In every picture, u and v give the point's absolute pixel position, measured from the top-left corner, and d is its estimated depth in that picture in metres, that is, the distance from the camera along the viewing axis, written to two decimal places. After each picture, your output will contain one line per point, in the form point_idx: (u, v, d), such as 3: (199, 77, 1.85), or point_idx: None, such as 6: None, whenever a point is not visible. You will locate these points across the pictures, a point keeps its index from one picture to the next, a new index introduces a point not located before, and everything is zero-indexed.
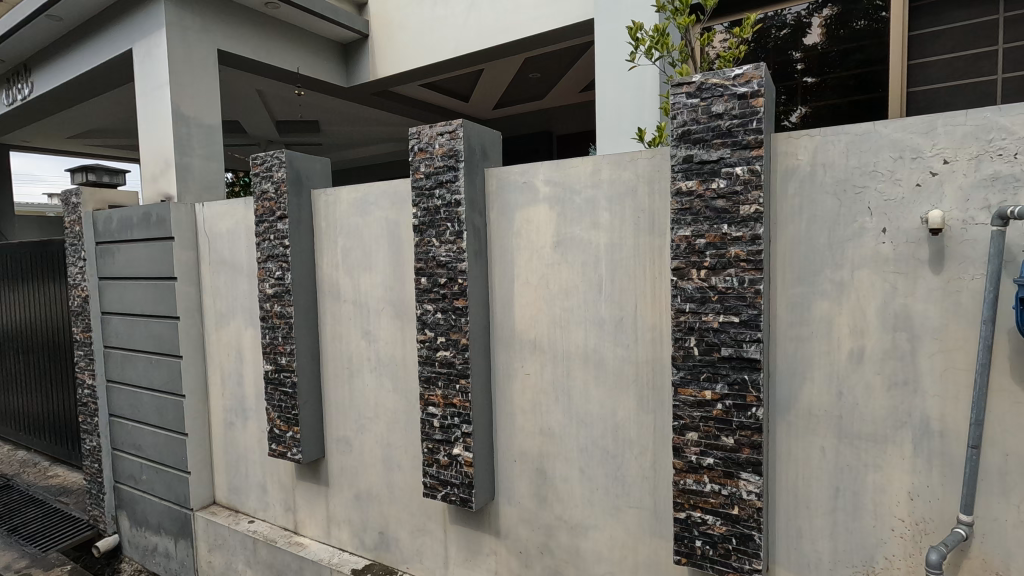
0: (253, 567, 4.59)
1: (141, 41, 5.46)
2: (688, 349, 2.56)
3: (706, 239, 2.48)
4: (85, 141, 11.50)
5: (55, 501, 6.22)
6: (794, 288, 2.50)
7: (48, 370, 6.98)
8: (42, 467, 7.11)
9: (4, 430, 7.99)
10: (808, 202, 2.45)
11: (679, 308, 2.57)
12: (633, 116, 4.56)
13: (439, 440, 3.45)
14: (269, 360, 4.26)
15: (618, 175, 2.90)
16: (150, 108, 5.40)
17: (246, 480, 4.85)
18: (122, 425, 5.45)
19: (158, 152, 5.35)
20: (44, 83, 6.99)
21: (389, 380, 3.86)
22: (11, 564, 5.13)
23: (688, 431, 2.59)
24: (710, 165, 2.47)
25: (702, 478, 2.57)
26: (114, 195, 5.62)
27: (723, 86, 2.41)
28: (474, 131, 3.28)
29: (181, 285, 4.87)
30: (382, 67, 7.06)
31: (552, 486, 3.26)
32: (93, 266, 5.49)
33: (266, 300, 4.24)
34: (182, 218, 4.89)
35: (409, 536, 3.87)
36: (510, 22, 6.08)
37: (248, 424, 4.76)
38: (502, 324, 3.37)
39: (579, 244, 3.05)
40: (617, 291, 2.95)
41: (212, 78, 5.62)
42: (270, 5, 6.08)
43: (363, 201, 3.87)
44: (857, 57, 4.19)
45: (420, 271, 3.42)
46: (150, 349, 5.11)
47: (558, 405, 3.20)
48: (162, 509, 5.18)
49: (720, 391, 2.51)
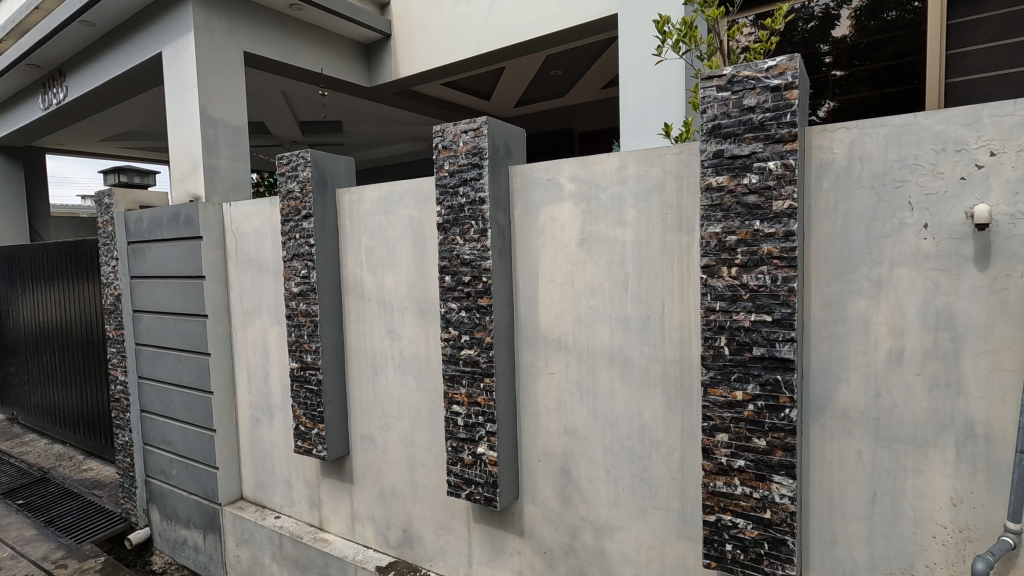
0: (279, 562, 4.65)
1: (170, 44, 5.57)
2: (718, 349, 2.51)
3: (737, 236, 2.42)
4: (116, 144, 11.78)
5: (89, 494, 6.40)
6: (829, 286, 2.42)
7: (82, 366, 7.19)
8: (77, 460, 7.32)
9: (40, 424, 8.25)
10: (844, 197, 2.37)
11: (708, 307, 2.52)
12: (657, 112, 4.49)
13: (463, 438, 3.44)
14: (295, 358, 4.31)
15: (644, 172, 2.85)
16: (179, 109, 5.50)
17: (272, 476, 4.91)
18: (153, 420, 5.57)
19: (186, 153, 5.44)
20: (77, 87, 7.18)
21: (412, 378, 3.87)
22: (48, 556, 5.30)
23: (718, 432, 2.54)
24: (741, 160, 2.40)
25: (733, 481, 2.52)
26: (145, 196, 5.74)
27: (755, 79, 2.35)
28: (498, 128, 3.25)
29: (209, 284, 4.95)
30: (404, 66, 7.09)
31: (577, 486, 3.23)
32: (125, 266, 5.62)
33: (291, 298, 4.29)
34: (209, 218, 4.97)
35: (433, 535, 3.87)
36: (532, 20, 6.04)
37: (274, 421, 4.82)
38: (527, 322, 3.35)
39: (605, 241, 3.00)
40: (644, 289, 2.91)
41: (238, 79, 5.70)
42: (294, 6, 6.14)
43: (386, 199, 3.88)
44: (888, 48, 4.06)
45: (444, 269, 3.42)
46: (179, 346, 5.21)
47: (583, 405, 3.16)
48: (191, 503, 5.29)
49: (752, 392, 2.44)
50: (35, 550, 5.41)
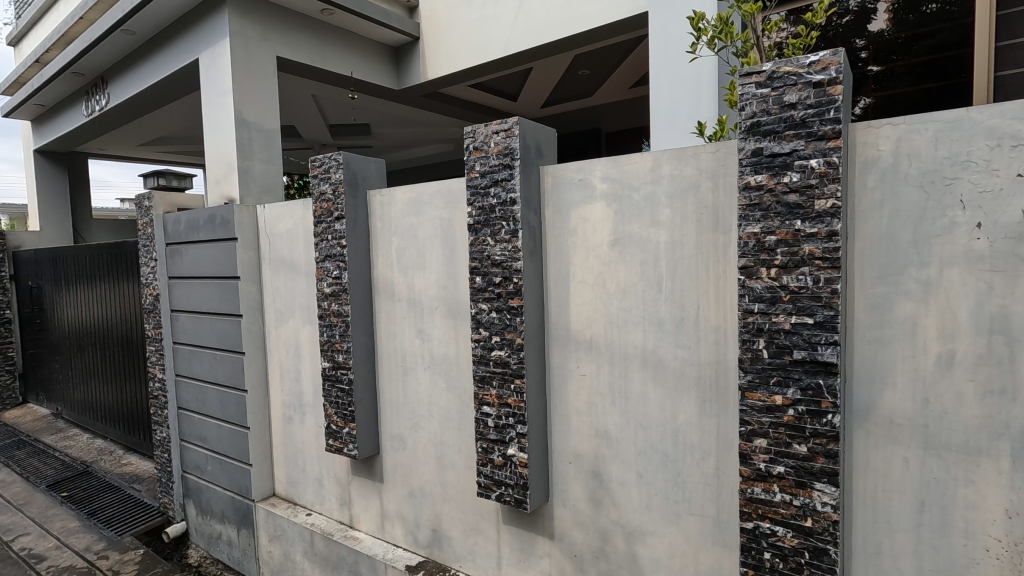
0: (310, 559, 4.72)
1: (207, 51, 5.71)
2: (756, 352, 2.45)
3: (777, 236, 2.35)
4: (154, 148, 12.14)
5: (129, 487, 6.61)
6: (874, 288, 2.34)
7: (122, 363, 7.43)
8: (117, 455, 7.56)
9: (83, 419, 8.55)
10: (890, 196, 2.29)
11: (746, 309, 2.46)
12: (690, 111, 4.42)
13: (494, 439, 3.43)
14: (327, 357, 4.37)
15: (679, 171, 2.81)
16: (215, 114, 5.64)
17: (303, 474, 4.99)
18: (189, 417, 5.72)
19: (221, 156, 5.57)
20: (119, 94, 7.43)
21: (442, 379, 3.88)
22: (91, 546, 5.50)
23: (756, 438, 2.48)
24: (782, 158, 2.34)
25: (771, 487, 2.45)
26: (183, 199, 5.90)
27: (797, 75, 2.28)
28: (529, 128, 3.24)
29: (244, 284, 5.06)
30: (433, 68, 7.14)
31: (607, 489, 3.20)
32: (163, 266, 5.79)
33: (324, 299, 4.35)
34: (244, 219, 5.08)
35: (462, 535, 3.87)
36: (561, 19, 6.02)
37: (306, 420, 4.89)
38: (557, 323, 3.32)
39: (638, 241, 2.96)
40: (678, 290, 2.86)
41: (271, 84, 5.81)
42: (326, 11, 6.23)
43: (417, 200, 3.90)
44: (929, 42, 3.92)
45: (475, 270, 3.42)
46: (215, 345, 5.34)
47: (614, 407, 3.13)
48: (226, 498, 5.40)
49: (792, 397, 2.38)
50: (79, 541, 5.61)
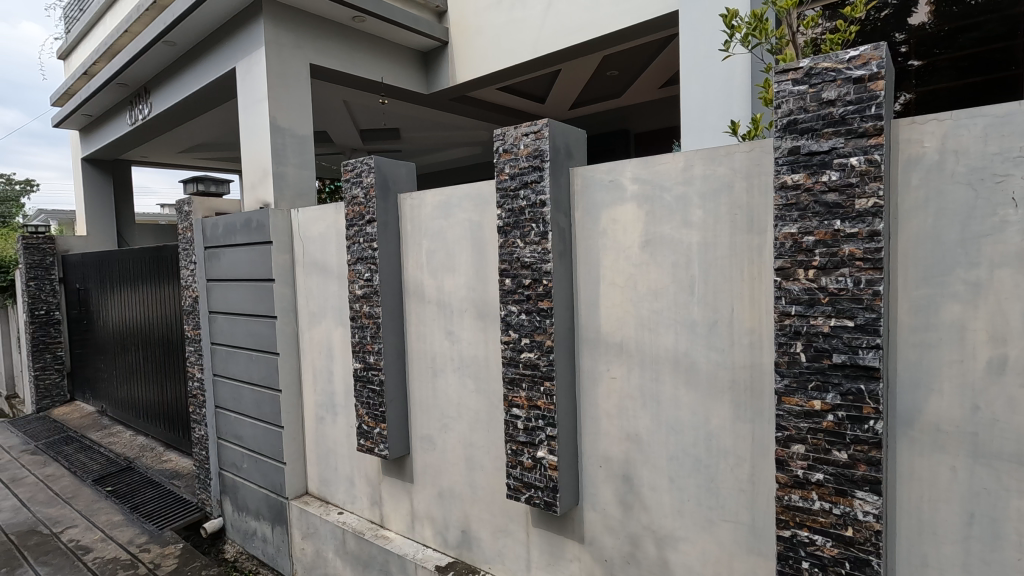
0: (342, 557, 4.79)
1: (243, 60, 5.88)
2: (793, 356, 2.39)
3: (815, 237, 2.29)
4: (193, 155, 12.54)
5: (169, 483, 6.82)
6: (918, 289, 2.26)
7: (163, 363, 7.69)
8: (158, 452, 7.82)
9: (126, 416, 8.88)
10: (936, 194, 2.21)
11: (783, 311, 2.40)
12: (722, 110, 4.35)
13: (523, 441, 3.43)
14: (359, 358, 4.44)
15: (711, 171, 2.76)
16: (251, 120, 5.80)
17: (335, 472, 5.08)
18: (226, 416, 5.88)
19: (257, 162, 5.72)
20: (161, 103, 7.71)
21: (471, 381, 3.90)
22: (134, 540, 5.70)
23: (794, 443, 2.41)
24: (819, 156, 2.28)
25: (810, 495, 2.39)
26: (220, 203, 6.08)
27: (836, 71, 2.22)
28: (559, 130, 3.23)
29: (278, 286, 5.18)
30: (462, 72, 7.19)
31: (638, 494, 3.16)
32: (202, 269, 5.98)
33: (356, 300, 4.42)
34: (279, 223, 5.20)
35: (492, 537, 3.88)
36: (589, 20, 5.99)
37: (338, 419, 4.98)
38: (587, 325, 3.30)
39: (669, 242, 2.92)
40: (710, 292, 2.81)
41: (304, 90, 5.95)
42: (357, 18, 6.34)
43: (447, 203, 3.93)
44: (973, 35, 3.79)
45: (505, 272, 3.43)
46: (251, 346, 5.48)
47: (645, 411, 3.09)
48: (260, 496, 5.53)
49: (831, 402, 2.31)
50: (122, 534, 5.82)
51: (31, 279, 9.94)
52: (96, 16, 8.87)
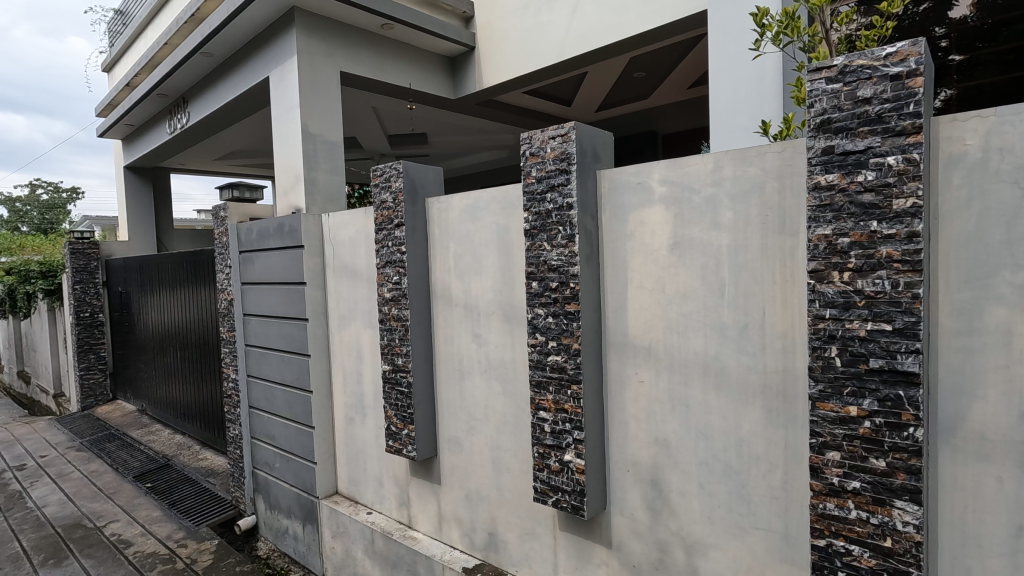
0: (371, 557, 4.85)
1: (277, 69, 6.04)
2: (828, 360, 2.33)
3: (850, 238, 2.24)
4: (228, 162, 12.91)
5: (205, 481, 7.02)
6: (961, 292, 2.18)
7: (199, 363, 7.93)
8: (194, 450, 8.05)
9: (164, 415, 9.17)
10: (980, 193, 2.13)
11: (817, 315, 2.35)
12: (753, 110, 4.28)
13: (550, 445, 3.43)
14: (388, 360, 4.50)
15: (742, 172, 2.72)
16: (284, 128, 5.95)
17: (364, 473, 5.15)
18: (259, 415, 6.03)
19: (289, 168, 5.86)
20: (198, 112, 7.98)
21: (498, 383, 3.91)
22: (172, 535, 5.89)
23: (829, 450, 2.36)
24: (855, 156, 2.22)
25: (846, 504, 2.32)
26: (254, 209, 6.24)
27: (872, 68, 2.17)
28: (586, 132, 3.23)
29: (310, 290, 5.29)
30: (488, 76, 7.25)
31: (667, 500, 3.12)
32: (237, 272, 6.15)
33: (385, 303, 4.48)
34: (310, 228, 5.32)
35: (518, 540, 3.88)
36: (617, 22, 5.97)
37: (367, 420, 5.05)
38: (614, 328, 3.28)
39: (699, 245, 2.89)
40: (741, 296, 2.76)
41: (334, 97, 6.08)
42: (386, 26, 6.45)
43: (474, 206, 3.96)
44: (1018, 28, 3.62)
45: (531, 275, 3.43)
46: (283, 347, 5.61)
47: (674, 415, 3.05)
48: (292, 494, 5.65)
49: (868, 408, 2.24)
50: (161, 529, 6.02)
51: (77, 283, 10.40)
52: (137, 30, 9.23)
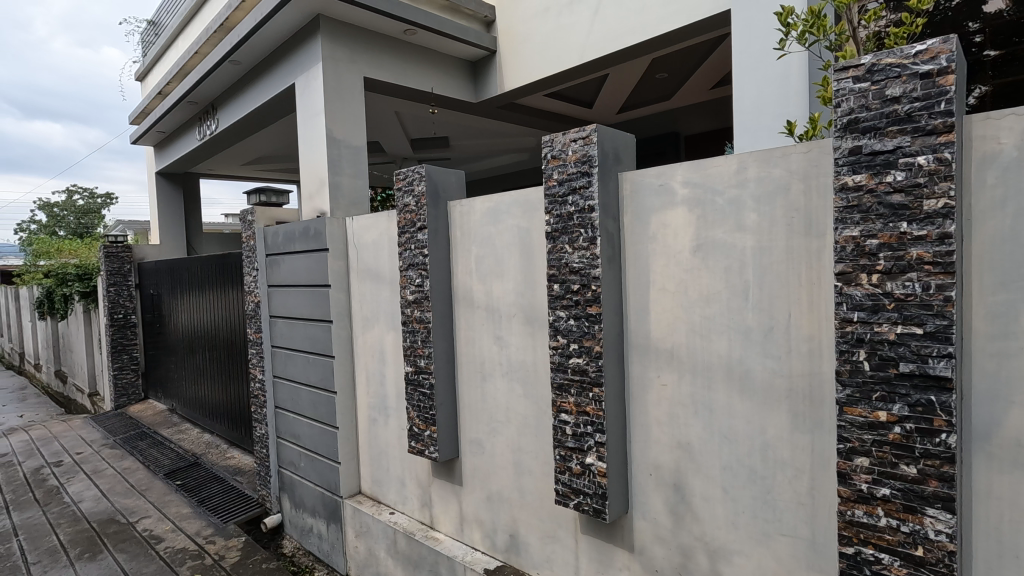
0: (393, 557, 4.90)
1: (302, 76, 6.17)
2: (856, 364, 2.29)
3: (879, 240, 2.19)
4: (255, 167, 13.19)
5: (232, 479, 7.18)
6: (995, 294, 2.12)
7: (227, 364, 8.11)
8: (222, 449, 8.23)
9: (193, 414, 9.40)
10: (1014, 193, 2.07)
11: (844, 317, 2.30)
12: (779, 109, 4.22)
13: (572, 447, 3.42)
14: (410, 362, 4.55)
15: (766, 173, 2.69)
16: (309, 133, 6.06)
17: (387, 473, 5.21)
18: (285, 415, 6.14)
19: (314, 172, 5.97)
20: (227, 119, 8.18)
21: (520, 385, 3.92)
22: (201, 531, 6.03)
23: (857, 456, 2.31)
24: (884, 156, 2.18)
25: (875, 511, 2.28)
26: (280, 213, 6.37)
27: (901, 66, 2.13)
28: (608, 135, 3.22)
29: (334, 292, 5.38)
30: (509, 79, 7.28)
31: (689, 504, 3.09)
32: (263, 275, 6.28)
33: (407, 306, 4.53)
34: (335, 231, 5.41)
35: (540, 542, 3.88)
36: (639, 23, 5.94)
37: (390, 421, 5.11)
38: (637, 330, 3.27)
39: (722, 247, 2.86)
40: (765, 299, 2.73)
41: (358, 103, 6.18)
42: (408, 32, 6.53)
43: (496, 209, 3.98)
44: None
45: (553, 277, 3.44)
46: (308, 349, 5.71)
47: (697, 419, 3.02)
48: (316, 493, 5.74)
49: (899, 414, 2.19)
50: (190, 525, 6.17)
51: (111, 285, 10.74)
52: (169, 40, 9.51)
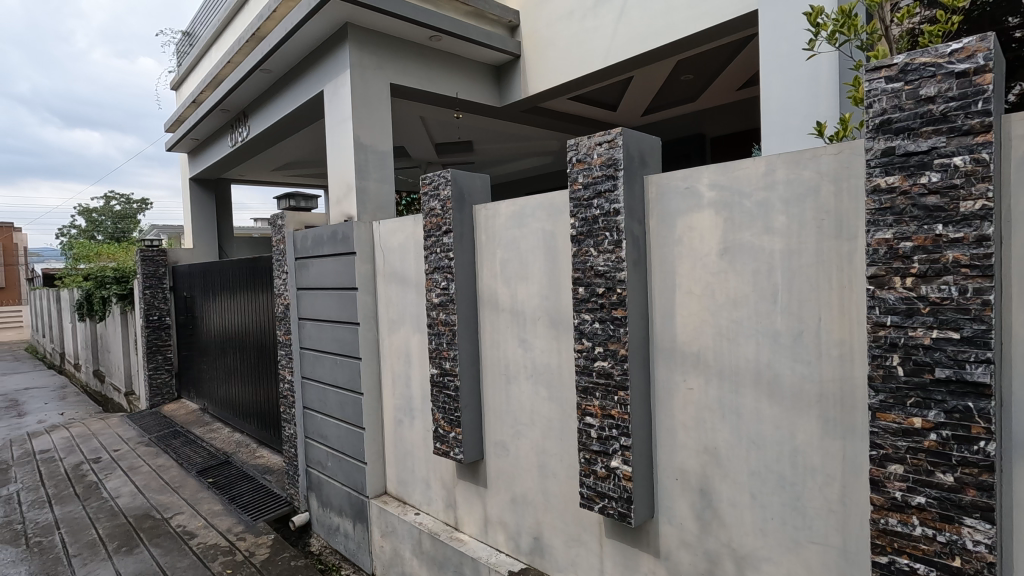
0: (418, 557, 4.95)
1: (331, 83, 6.30)
2: (890, 369, 2.24)
3: (913, 242, 2.15)
4: (284, 172, 13.48)
5: (262, 478, 7.34)
6: None
7: (257, 365, 8.30)
8: (252, 448, 8.42)
9: (224, 414, 9.64)
10: None
11: (877, 321, 2.26)
12: (808, 111, 4.15)
13: (597, 451, 3.42)
14: (435, 364, 4.60)
15: (795, 175, 2.65)
16: (337, 139, 6.19)
17: (412, 474, 5.26)
18: (313, 416, 6.26)
19: (342, 178, 6.09)
20: (258, 125, 8.39)
21: (544, 389, 3.93)
22: (232, 528, 6.18)
23: (891, 463, 2.26)
24: (918, 157, 2.14)
25: (910, 519, 2.22)
26: (309, 217, 6.51)
27: (935, 65, 2.09)
28: (633, 138, 3.22)
29: (361, 294, 5.47)
30: (534, 83, 7.32)
31: (716, 510, 3.06)
32: (293, 278, 6.42)
33: (433, 308, 4.59)
34: (362, 234, 5.51)
35: (564, 546, 3.88)
36: (664, 25, 5.92)
37: (415, 422, 5.17)
38: (662, 334, 3.25)
39: (750, 250, 2.83)
40: (795, 302, 2.69)
41: (385, 109, 6.28)
42: (434, 38, 6.61)
43: (521, 213, 4.01)
44: None
45: (578, 280, 3.45)
46: (336, 350, 5.81)
47: (724, 424, 2.99)
48: (343, 493, 5.83)
49: (934, 420, 2.14)
50: (222, 522, 6.33)
51: (147, 288, 11.11)
52: (203, 49, 9.80)
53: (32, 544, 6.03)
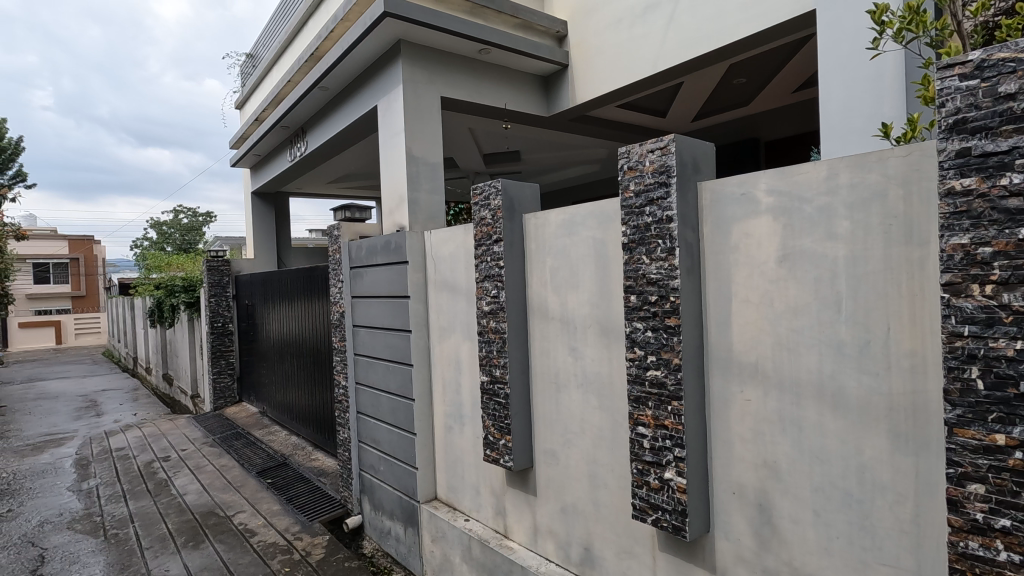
0: (468, 562, 4.99)
1: (384, 99, 6.53)
2: (968, 383, 2.11)
3: (993, 248, 2.03)
4: (339, 185, 13.99)
5: (317, 480, 7.60)
6: None
7: (313, 370, 8.61)
8: (307, 451, 8.72)
9: (282, 417, 10.04)
10: None
11: (953, 331, 2.14)
12: (871, 112, 3.99)
13: (649, 461, 3.36)
14: (485, 371, 4.65)
15: (860, 179, 2.55)
16: (390, 152, 6.39)
17: (462, 480, 5.32)
18: (366, 420, 6.43)
19: (394, 189, 6.28)
20: (316, 140, 8.76)
21: (595, 398, 3.91)
22: (289, 528, 6.41)
23: (970, 483, 2.12)
24: (998, 157, 2.02)
25: (993, 544, 2.08)
26: (363, 228, 6.74)
27: (1016, 61, 1.98)
28: (686, 145, 3.18)
29: (413, 302, 5.60)
30: (582, 92, 7.34)
31: (776, 527, 2.95)
32: (347, 286, 6.65)
33: (482, 316, 4.65)
34: (414, 244, 5.65)
35: (615, 558, 3.82)
36: (716, 29, 5.82)
37: (465, 429, 5.23)
38: (718, 343, 3.18)
39: (811, 257, 2.74)
40: (862, 311, 2.58)
41: (436, 122, 6.44)
42: (483, 51, 6.73)
43: (571, 221, 4.02)
44: None
45: (630, 288, 3.42)
46: (388, 357, 5.97)
47: (785, 437, 2.89)
48: (394, 497, 5.95)
49: (1020, 437, 2.00)
50: (280, 522, 6.57)
51: (212, 296, 11.76)
52: (266, 70, 10.33)
53: (109, 536, 6.45)
